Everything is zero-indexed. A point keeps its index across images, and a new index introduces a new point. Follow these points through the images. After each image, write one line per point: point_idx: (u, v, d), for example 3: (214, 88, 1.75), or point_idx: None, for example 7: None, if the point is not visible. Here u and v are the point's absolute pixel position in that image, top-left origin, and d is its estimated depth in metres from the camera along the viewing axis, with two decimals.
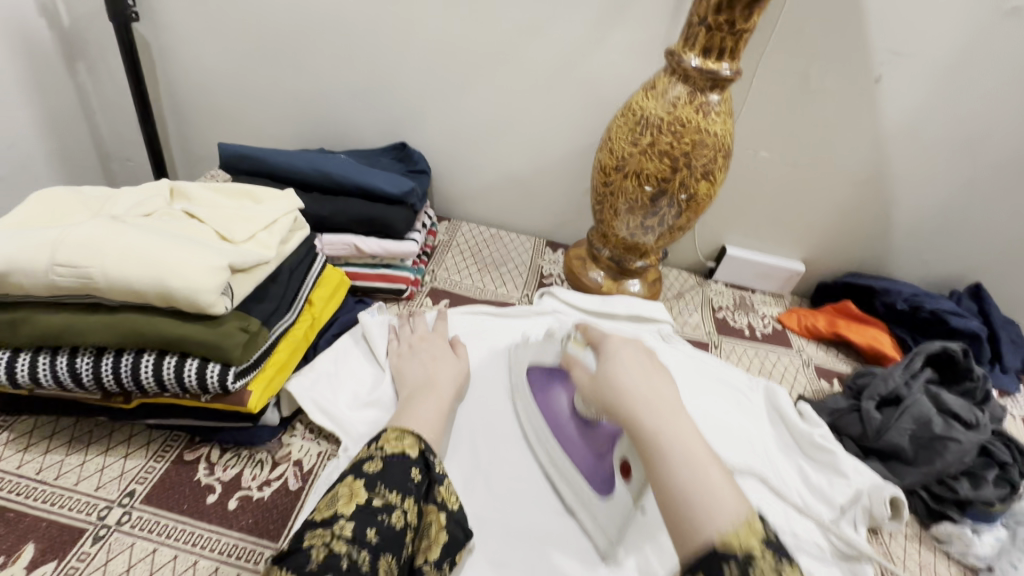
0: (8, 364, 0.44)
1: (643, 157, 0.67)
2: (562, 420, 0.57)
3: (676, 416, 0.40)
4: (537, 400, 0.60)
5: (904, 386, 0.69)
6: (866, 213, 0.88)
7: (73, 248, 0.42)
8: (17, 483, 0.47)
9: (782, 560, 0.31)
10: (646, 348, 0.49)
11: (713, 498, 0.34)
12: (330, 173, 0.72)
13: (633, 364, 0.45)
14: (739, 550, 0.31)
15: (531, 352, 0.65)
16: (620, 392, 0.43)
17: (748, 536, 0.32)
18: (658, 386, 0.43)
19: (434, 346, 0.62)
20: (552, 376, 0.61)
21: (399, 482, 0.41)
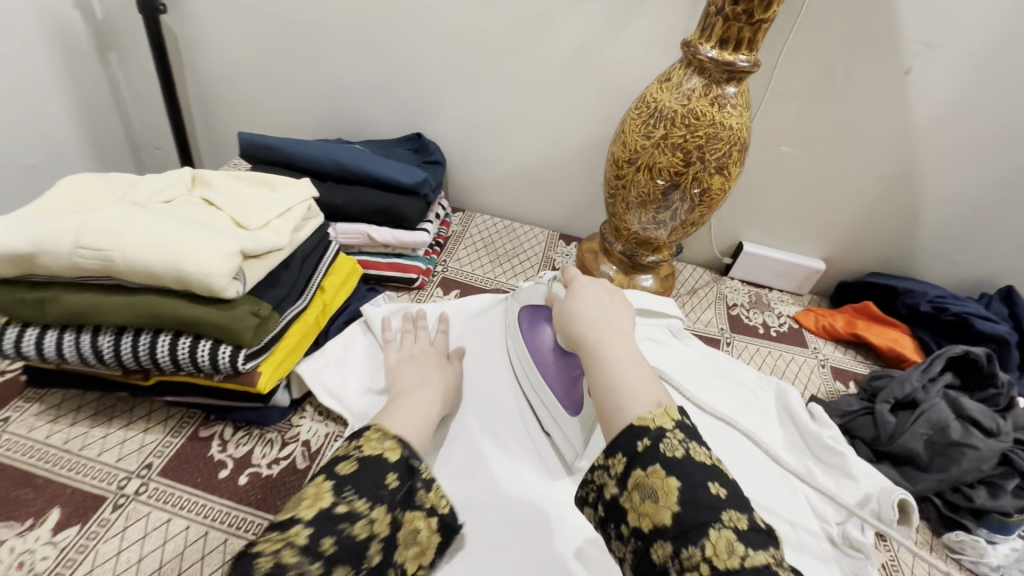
0: (37, 340, 0.47)
1: (656, 150, 0.66)
2: (542, 350, 0.61)
3: (618, 335, 0.47)
4: (524, 334, 0.64)
5: (921, 390, 0.67)
6: (892, 210, 0.85)
7: (96, 232, 0.44)
8: (46, 452, 0.50)
9: (690, 439, 0.37)
10: (609, 286, 0.55)
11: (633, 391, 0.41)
12: (344, 163, 0.74)
13: (590, 298, 0.52)
14: (653, 427, 0.38)
15: (524, 297, 0.68)
16: (575, 319, 0.50)
17: (663, 418, 0.38)
18: (611, 316, 0.50)
19: (433, 355, 0.60)
20: (537, 312, 0.65)
21: (370, 487, 0.39)
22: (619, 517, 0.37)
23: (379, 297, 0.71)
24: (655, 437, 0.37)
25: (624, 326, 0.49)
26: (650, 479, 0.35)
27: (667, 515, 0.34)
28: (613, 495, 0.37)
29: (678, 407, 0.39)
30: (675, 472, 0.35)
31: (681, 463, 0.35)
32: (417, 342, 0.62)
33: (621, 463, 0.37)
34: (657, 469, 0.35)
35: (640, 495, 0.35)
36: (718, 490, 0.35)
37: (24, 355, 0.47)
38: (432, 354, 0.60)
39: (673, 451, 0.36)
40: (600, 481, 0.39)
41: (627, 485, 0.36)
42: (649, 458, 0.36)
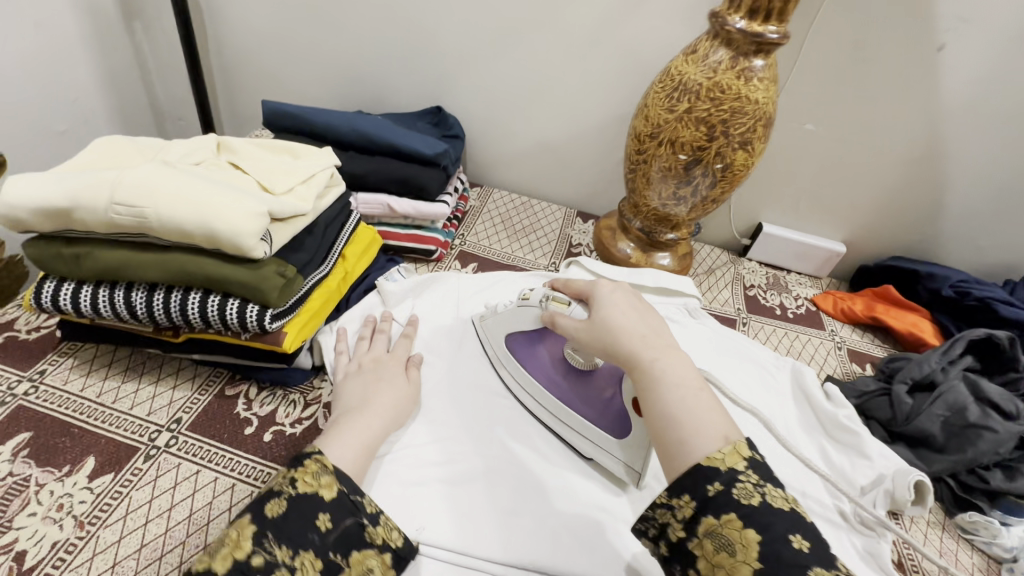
0: (73, 295, 0.49)
1: (679, 125, 0.65)
2: (553, 380, 0.60)
3: (668, 351, 0.47)
4: (524, 365, 0.62)
5: (940, 372, 0.67)
6: (918, 192, 0.83)
7: (130, 189, 0.45)
8: (80, 404, 0.52)
9: (767, 482, 0.37)
10: (633, 291, 0.55)
11: (701, 418, 0.41)
12: (366, 133, 0.74)
13: (625, 310, 0.51)
14: (723, 469, 0.37)
15: (506, 320, 0.63)
16: (620, 335, 0.49)
17: (733, 456, 0.38)
18: (652, 328, 0.50)
19: (384, 368, 0.56)
20: (531, 339, 0.63)
21: (296, 532, 0.39)
22: (686, 559, 0.37)
23: (398, 268, 0.72)
24: (726, 479, 0.36)
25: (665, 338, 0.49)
26: (725, 528, 0.35)
27: (747, 570, 0.33)
28: (680, 537, 0.37)
29: (747, 442, 0.38)
30: (751, 523, 0.34)
31: (757, 510, 0.35)
32: (372, 350, 0.59)
33: (688, 508, 0.37)
34: (731, 518, 0.35)
35: (713, 543, 0.35)
36: (800, 542, 0.33)
37: (61, 310, 0.49)
38: (388, 366, 0.57)
39: (748, 498, 0.35)
40: (663, 520, 0.39)
41: (697, 528, 0.36)
42: (721, 505, 0.35)
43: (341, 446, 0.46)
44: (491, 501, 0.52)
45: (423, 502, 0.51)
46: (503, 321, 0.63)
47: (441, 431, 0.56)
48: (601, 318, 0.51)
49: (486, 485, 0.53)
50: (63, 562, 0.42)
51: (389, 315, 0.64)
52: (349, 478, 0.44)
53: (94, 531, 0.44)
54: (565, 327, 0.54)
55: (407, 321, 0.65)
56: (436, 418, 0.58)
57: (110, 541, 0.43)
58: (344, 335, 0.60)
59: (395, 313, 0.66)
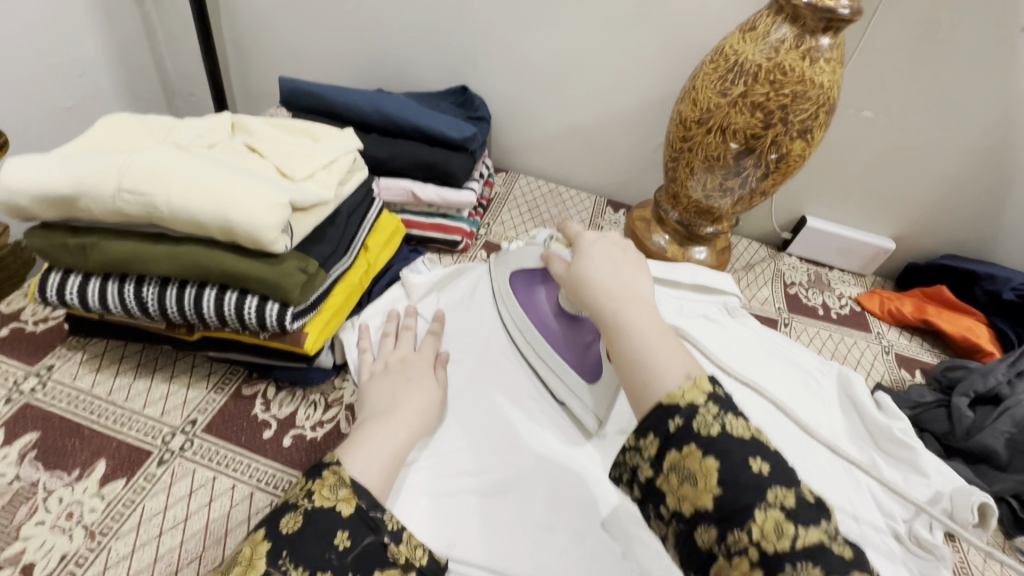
0: (81, 288, 0.45)
1: (732, 110, 0.60)
2: (548, 323, 0.58)
3: (637, 300, 0.43)
4: (522, 303, 0.60)
5: (1006, 385, 0.62)
6: (981, 187, 0.77)
7: (141, 175, 0.41)
8: (90, 403, 0.49)
9: (726, 411, 0.34)
10: (619, 244, 0.51)
11: (659, 359, 0.38)
12: (389, 114, 0.69)
13: (602, 260, 0.48)
14: (684, 405, 0.34)
15: (511, 258, 0.63)
16: (590, 286, 0.46)
17: (694, 393, 0.35)
18: (627, 281, 0.46)
19: (412, 369, 0.53)
20: (534, 279, 0.60)
21: (312, 552, 0.36)
22: (655, 500, 0.35)
23: (422, 259, 0.67)
24: (687, 416, 0.34)
25: (639, 289, 0.45)
26: (687, 461, 0.33)
27: (709, 499, 0.32)
28: (648, 478, 0.35)
29: (709, 378, 0.36)
30: (712, 453, 0.32)
31: (717, 441, 0.33)
32: (397, 349, 0.55)
33: (653, 447, 0.35)
34: (693, 450, 0.33)
35: (677, 477, 0.33)
36: (760, 466, 0.32)
37: (68, 304, 0.46)
38: (415, 366, 0.53)
39: (708, 430, 0.33)
40: (632, 463, 0.36)
41: (662, 465, 0.34)
42: (683, 440, 0.33)
43: (364, 455, 0.43)
44: (525, 516, 0.48)
45: (441, 515, 0.47)
46: (509, 263, 0.63)
47: (457, 441, 0.52)
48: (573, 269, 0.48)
49: (509, 501, 0.49)
50: None
51: (414, 310, 0.60)
52: (372, 493, 0.40)
53: (106, 542, 0.41)
54: (556, 272, 0.52)
55: (433, 317, 0.61)
56: (458, 423, 0.54)
57: (122, 553, 0.41)
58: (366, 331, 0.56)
59: (421, 309, 0.62)
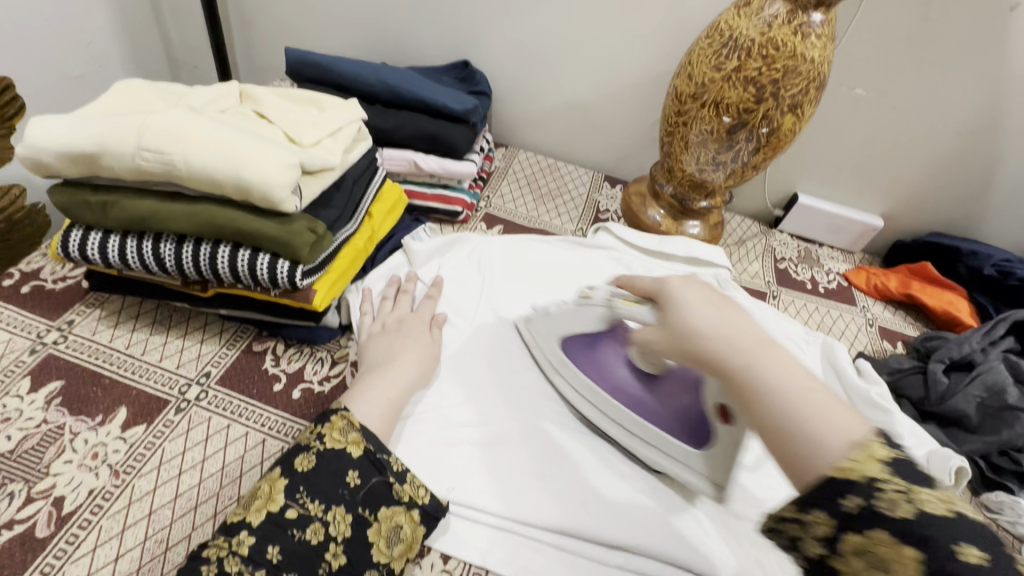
0: (101, 245, 0.47)
1: (725, 84, 0.61)
2: (627, 393, 0.55)
3: (764, 348, 0.36)
4: (588, 373, 0.58)
5: (980, 353, 0.65)
6: (968, 165, 0.79)
7: (158, 134, 0.43)
8: (110, 355, 0.52)
9: (915, 483, 0.28)
10: (703, 283, 0.44)
11: (818, 425, 0.32)
12: (393, 85, 0.71)
13: (700, 302, 0.41)
14: (858, 478, 0.29)
15: (564, 321, 0.59)
16: (698, 336, 0.38)
17: (870, 464, 0.29)
18: (736, 322, 0.38)
19: (410, 327, 0.56)
20: (592, 346, 0.58)
21: (326, 488, 0.40)
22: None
23: (422, 229, 0.70)
24: (866, 493, 0.28)
25: (754, 330, 0.38)
26: (876, 546, 0.27)
27: None
28: (818, 554, 0.30)
29: (882, 441, 0.30)
30: (907, 539, 0.27)
31: (913, 526, 0.27)
32: (396, 309, 0.58)
33: (825, 523, 0.29)
34: (884, 536, 0.27)
35: (863, 562, 0.28)
36: (971, 555, 0.26)
37: (89, 260, 0.48)
38: (413, 325, 0.56)
39: (897, 511, 0.27)
40: (794, 535, 0.31)
41: (839, 549, 0.29)
42: (868, 524, 0.28)
43: (366, 402, 0.46)
44: (520, 465, 0.51)
45: (437, 461, 0.50)
46: (556, 326, 0.59)
47: (460, 395, 0.56)
48: (673, 319, 0.40)
49: (505, 452, 0.52)
50: (101, 509, 0.42)
51: (415, 275, 0.63)
52: (379, 437, 0.44)
53: (130, 480, 0.44)
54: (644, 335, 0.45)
55: (433, 282, 0.63)
56: (459, 381, 0.57)
57: (145, 489, 0.44)
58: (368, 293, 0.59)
59: (423, 273, 0.65)
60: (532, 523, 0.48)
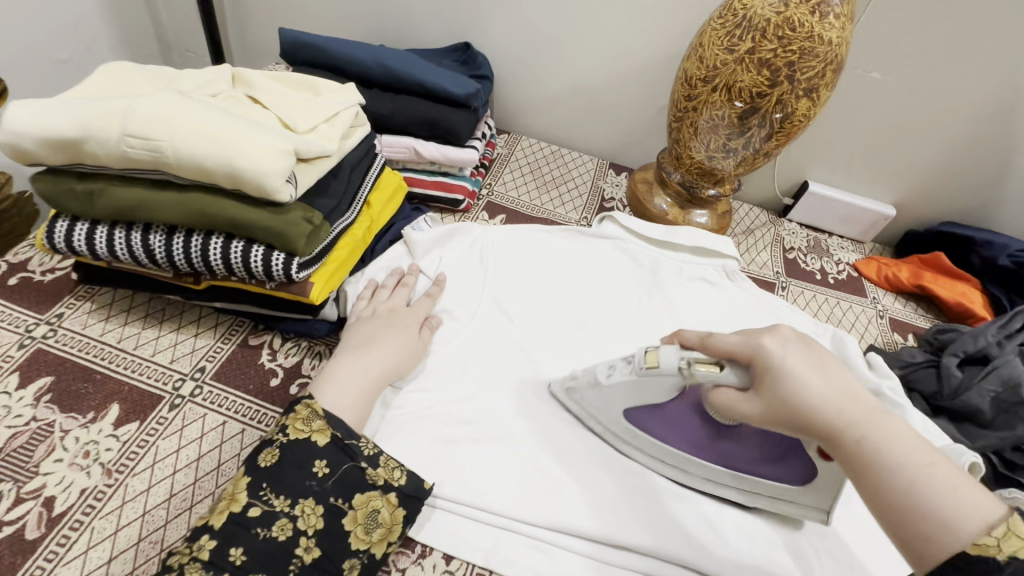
0: (88, 236, 0.46)
1: (738, 67, 0.59)
2: (711, 455, 0.48)
3: (878, 421, 0.35)
4: (657, 434, 0.50)
5: (995, 346, 0.64)
6: (985, 152, 0.77)
7: (144, 119, 0.41)
8: (101, 349, 0.51)
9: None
10: (796, 334, 0.40)
11: (946, 502, 0.31)
12: (391, 68, 0.68)
13: (806, 367, 0.37)
14: (1005, 559, 0.28)
15: (624, 395, 0.49)
16: (809, 411, 0.36)
17: (1011, 541, 0.29)
18: (841, 387, 0.37)
19: (397, 316, 0.54)
20: (658, 411, 0.49)
21: (292, 481, 0.39)
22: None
23: (422, 218, 0.68)
24: (1016, 574, 0.27)
25: (863, 396, 0.37)
26: None
27: None
28: None
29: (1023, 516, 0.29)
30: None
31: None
32: (391, 300, 0.56)
33: None
34: None
35: None
36: None
37: (75, 251, 0.46)
38: (403, 316, 0.54)
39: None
40: None
41: None
42: None
43: (337, 390, 0.45)
44: (523, 463, 0.50)
45: (437, 458, 0.49)
46: (612, 398, 0.50)
47: (461, 391, 0.54)
48: (777, 390, 0.37)
49: (508, 449, 0.51)
50: (93, 510, 0.41)
51: (417, 267, 0.61)
52: (348, 424, 0.43)
53: (122, 479, 0.43)
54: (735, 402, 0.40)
55: (435, 276, 0.62)
56: (460, 376, 0.55)
57: (138, 489, 0.42)
58: (371, 285, 0.58)
59: (425, 266, 0.63)
60: (532, 522, 0.47)
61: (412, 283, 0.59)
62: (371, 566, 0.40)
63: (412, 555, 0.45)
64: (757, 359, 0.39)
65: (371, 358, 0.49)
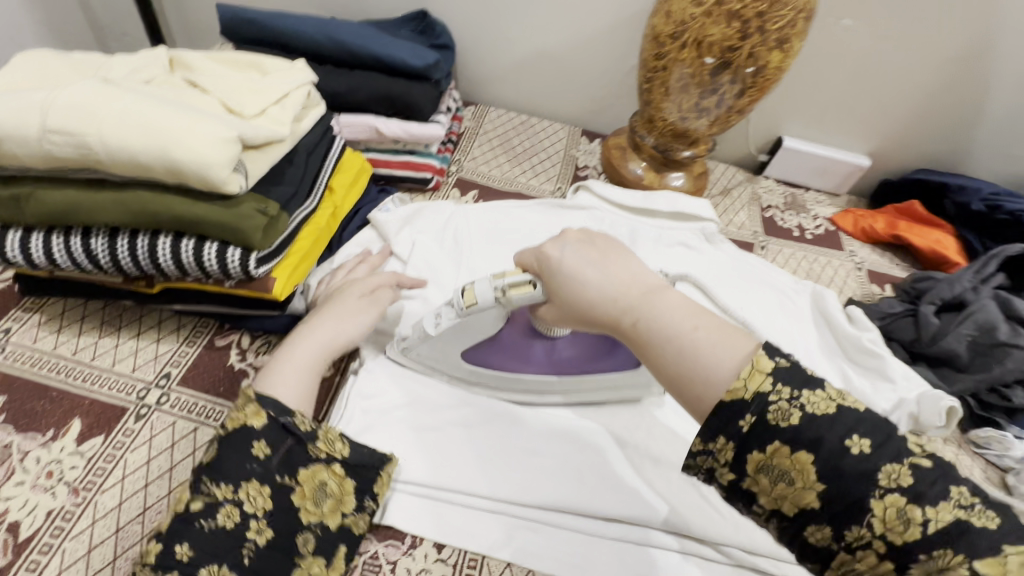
0: (22, 244, 0.42)
1: (707, 21, 0.56)
2: (550, 369, 0.51)
3: (651, 298, 0.36)
4: (506, 365, 0.51)
5: (970, 291, 0.65)
6: (956, 95, 0.76)
7: (67, 112, 0.38)
8: (56, 363, 0.48)
9: (801, 386, 0.29)
10: (579, 236, 0.43)
11: (702, 356, 0.31)
12: (343, 41, 0.64)
13: (582, 266, 0.40)
14: (751, 397, 0.29)
15: (457, 341, 0.49)
16: (592, 303, 0.38)
17: (756, 379, 0.29)
18: (615, 273, 0.38)
19: (346, 291, 0.51)
20: (496, 343, 0.50)
21: (234, 468, 0.37)
22: (747, 500, 0.31)
23: (393, 199, 0.66)
24: (759, 411, 0.29)
25: (642, 276, 0.38)
26: (776, 459, 0.29)
27: (812, 496, 0.28)
28: (729, 480, 0.31)
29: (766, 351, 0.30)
30: (803, 445, 0.28)
31: (802, 431, 0.28)
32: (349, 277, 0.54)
33: (729, 451, 0.30)
34: (779, 448, 0.29)
35: (768, 477, 0.29)
36: (859, 445, 0.28)
37: (10, 262, 0.43)
38: (350, 289, 0.52)
39: (788, 420, 0.29)
40: (705, 466, 0.32)
41: (745, 470, 0.30)
42: (764, 439, 0.29)
43: (281, 378, 0.44)
44: (509, 446, 0.49)
45: (424, 446, 0.48)
46: (449, 346, 0.49)
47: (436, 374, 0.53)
48: (564, 290, 0.40)
49: (493, 430, 0.50)
50: (62, 532, 0.39)
51: (386, 251, 0.59)
52: (287, 404, 0.41)
53: (91, 497, 0.41)
54: (550, 314, 0.43)
55: (407, 259, 0.60)
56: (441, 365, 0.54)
57: (109, 506, 0.41)
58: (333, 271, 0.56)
59: (396, 246, 0.60)
60: (526, 503, 0.46)
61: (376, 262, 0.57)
62: (326, 538, 0.39)
63: (403, 546, 0.44)
64: (543, 268, 0.42)
65: (319, 336, 0.47)
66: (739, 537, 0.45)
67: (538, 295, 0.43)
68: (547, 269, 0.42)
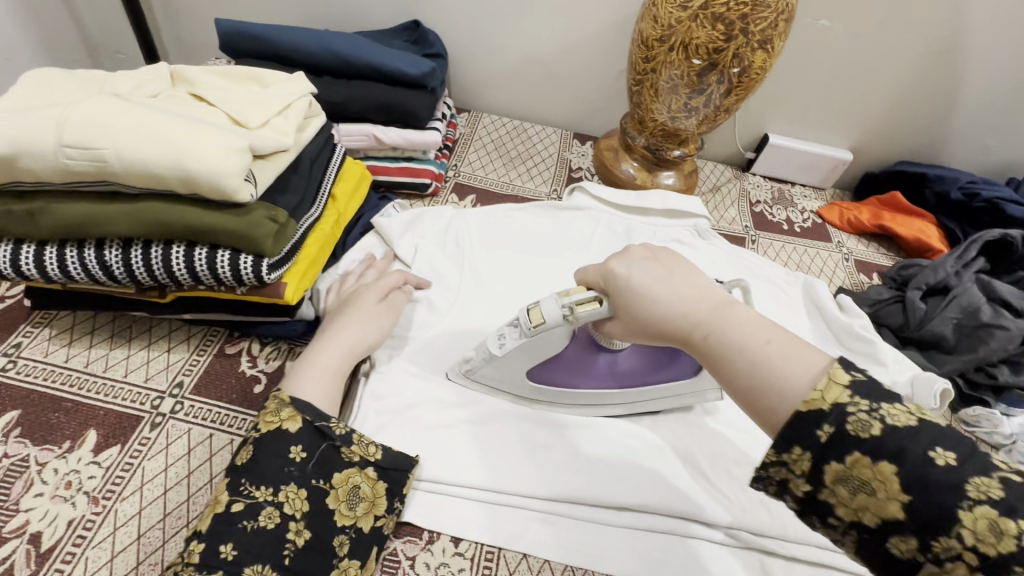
0: (36, 258, 0.43)
1: (692, 24, 0.59)
2: (613, 382, 0.51)
3: (721, 313, 0.35)
4: (570, 382, 0.52)
5: (953, 276, 0.67)
6: (931, 90, 0.79)
7: (82, 127, 0.39)
8: (68, 375, 0.48)
9: (882, 398, 0.28)
10: (644, 251, 0.41)
11: (778, 370, 0.31)
12: (339, 52, 0.66)
13: (648, 280, 0.39)
14: (827, 408, 0.29)
15: (523, 359, 0.49)
16: (657, 318, 0.38)
17: (833, 391, 0.29)
18: (682, 288, 0.38)
19: (359, 296, 0.52)
20: (559, 361, 0.51)
21: (273, 470, 0.38)
22: (822, 512, 0.29)
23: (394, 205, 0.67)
24: (839, 420, 0.28)
25: (709, 290, 0.37)
26: (857, 470, 0.27)
27: (897, 508, 0.27)
28: (806, 492, 0.30)
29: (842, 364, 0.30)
30: (885, 457, 0.27)
31: (886, 441, 0.27)
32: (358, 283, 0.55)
33: (803, 462, 0.29)
34: (861, 458, 0.27)
35: (847, 489, 0.28)
36: (945, 457, 0.26)
37: (25, 276, 0.43)
38: (364, 293, 0.53)
39: (869, 431, 0.28)
40: (780, 477, 0.30)
41: (824, 483, 0.29)
42: (845, 450, 0.28)
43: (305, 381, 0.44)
44: (520, 442, 0.51)
45: (437, 444, 0.49)
46: (513, 365, 0.50)
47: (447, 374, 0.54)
48: (630, 305, 0.39)
49: (503, 427, 0.51)
50: (84, 539, 0.40)
51: (390, 255, 0.61)
52: (315, 407, 0.42)
53: (111, 505, 0.41)
54: (616, 331, 0.43)
55: (411, 262, 0.61)
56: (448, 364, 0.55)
57: (130, 512, 0.41)
58: (340, 277, 0.57)
59: (401, 252, 0.62)
60: (540, 497, 0.47)
61: (382, 267, 0.58)
62: (360, 541, 0.40)
63: (420, 542, 0.45)
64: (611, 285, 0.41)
65: (341, 341, 0.48)
66: (747, 520, 0.47)
67: (605, 312, 0.43)
68: (614, 286, 0.41)
